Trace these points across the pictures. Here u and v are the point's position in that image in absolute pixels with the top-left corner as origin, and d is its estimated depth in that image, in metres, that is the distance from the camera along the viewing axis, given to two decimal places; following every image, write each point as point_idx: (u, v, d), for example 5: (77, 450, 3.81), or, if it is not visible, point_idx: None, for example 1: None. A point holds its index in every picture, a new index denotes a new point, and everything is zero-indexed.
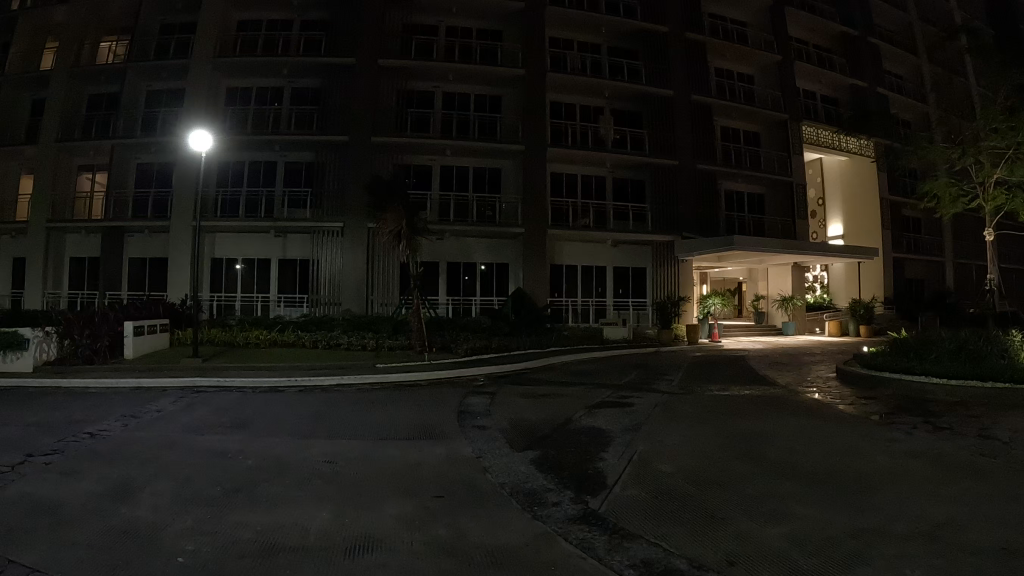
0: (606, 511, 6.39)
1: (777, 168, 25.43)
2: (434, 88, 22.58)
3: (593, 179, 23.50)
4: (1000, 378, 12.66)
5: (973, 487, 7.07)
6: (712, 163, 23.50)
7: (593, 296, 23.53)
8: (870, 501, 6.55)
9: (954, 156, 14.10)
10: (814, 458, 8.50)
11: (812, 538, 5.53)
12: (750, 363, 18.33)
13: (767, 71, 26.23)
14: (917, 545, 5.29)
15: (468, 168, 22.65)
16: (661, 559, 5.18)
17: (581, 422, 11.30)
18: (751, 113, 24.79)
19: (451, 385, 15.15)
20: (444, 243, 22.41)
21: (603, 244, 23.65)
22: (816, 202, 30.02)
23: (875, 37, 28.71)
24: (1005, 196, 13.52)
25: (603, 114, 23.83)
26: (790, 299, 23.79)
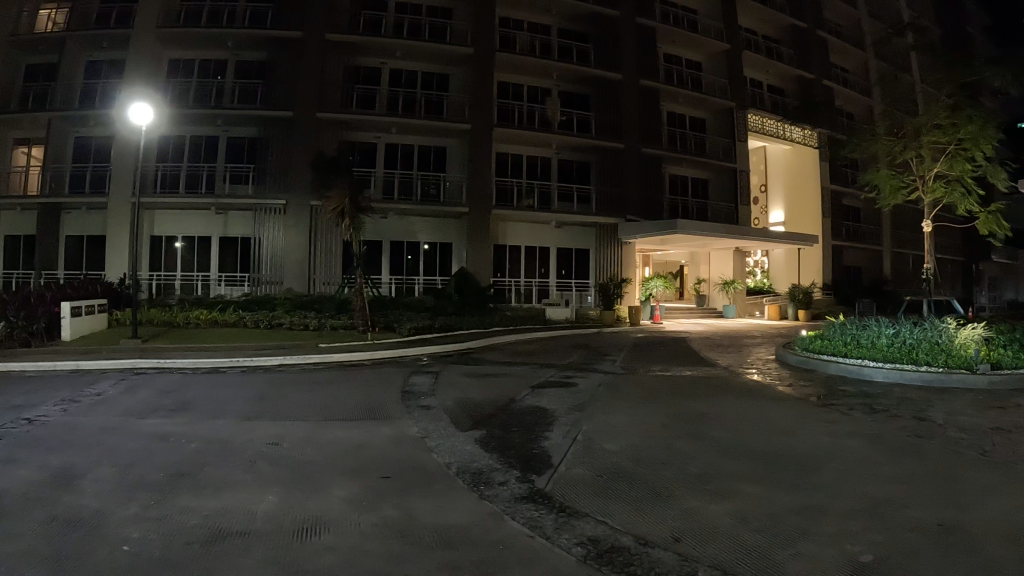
0: (552, 490, 6.44)
1: (723, 154, 25.86)
2: (382, 64, 22.06)
3: (538, 160, 23.32)
4: (936, 362, 13.19)
5: (910, 467, 7.40)
6: (657, 146, 23.66)
7: (536, 277, 23.59)
8: (809, 480, 6.76)
9: (897, 150, 14.41)
10: (757, 438, 8.74)
11: (755, 514, 5.69)
12: (692, 345, 18.73)
13: (714, 58, 26.52)
14: (857, 522, 5.50)
15: (413, 146, 22.22)
16: (608, 535, 5.27)
17: (525, 402, 11.44)
18: (699, 100, 25.03)
19: (394, 365, 15.10)
20: (388, 222, 22.06)
21: (546, 225, 23.71)
22: (759, 189, 30.42)
23: (822, 29, 29.18)
24: (946, 190, 13.87)
25: (550, 95, 23.65)
26: (732, 282, 24.27)
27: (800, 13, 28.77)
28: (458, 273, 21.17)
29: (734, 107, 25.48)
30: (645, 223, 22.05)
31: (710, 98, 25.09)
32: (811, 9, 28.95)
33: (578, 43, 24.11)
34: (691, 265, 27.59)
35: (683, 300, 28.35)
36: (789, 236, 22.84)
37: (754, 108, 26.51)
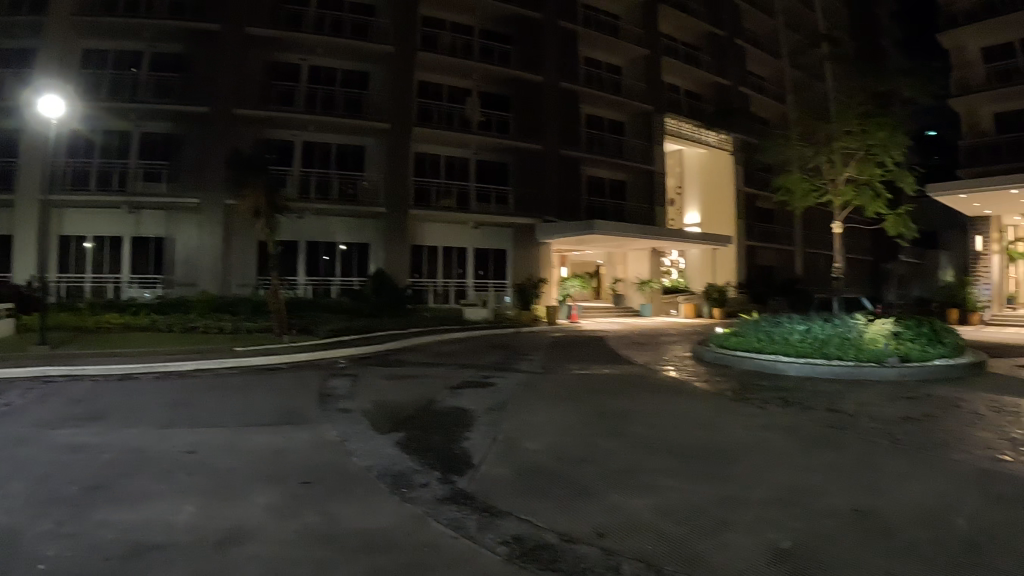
0: (475, 490, 6.27)
1: (641, 156, 26.59)
2: (302, 61, 21.49)
3: (456, 161, 23.28)
4: (848, 357, 13.90)
5: (827, 452, 7.60)
6: (576, 148, 24.16)
7: (454, 278, 23.51)
8: (725, 470, 6.82)
9: (807, 155, 15.08)
10: (673, 433, 8.78)
11: (675, 507, 5.69)
12: (610, 343, 19.13)
13: (634, 64, 27.09)
14: (770, 511, 5.55)
15: (331, 144, 21.72)
16: (533, 533, 5.18)
17: (446, 402, 11.39)
18: (619, 102, 25.61)
19: (314, 369, 14.81)
20: (304, 221, 21.59)
21: (465, 225, 23.60)
22: (675, 192, 31.09)
23: (740, 38, 30.17)
24: (856, 192, 14.74)
25: (471, 96, 23.58)
26: (648, 282, 25.11)
27: (719, 21, 29.61)
28: (375, 274, 20.90)
29: (651, 110, 26.18)
30: (563, 223, 22.33)
31: (627, 100, 25.71)
32: (729, 18, 29.79)
33: (500, 44, 24.15)
34: (609, 265, 27.62)
35: (601, 300, 28.93)
36: (705, 236, 23.56)
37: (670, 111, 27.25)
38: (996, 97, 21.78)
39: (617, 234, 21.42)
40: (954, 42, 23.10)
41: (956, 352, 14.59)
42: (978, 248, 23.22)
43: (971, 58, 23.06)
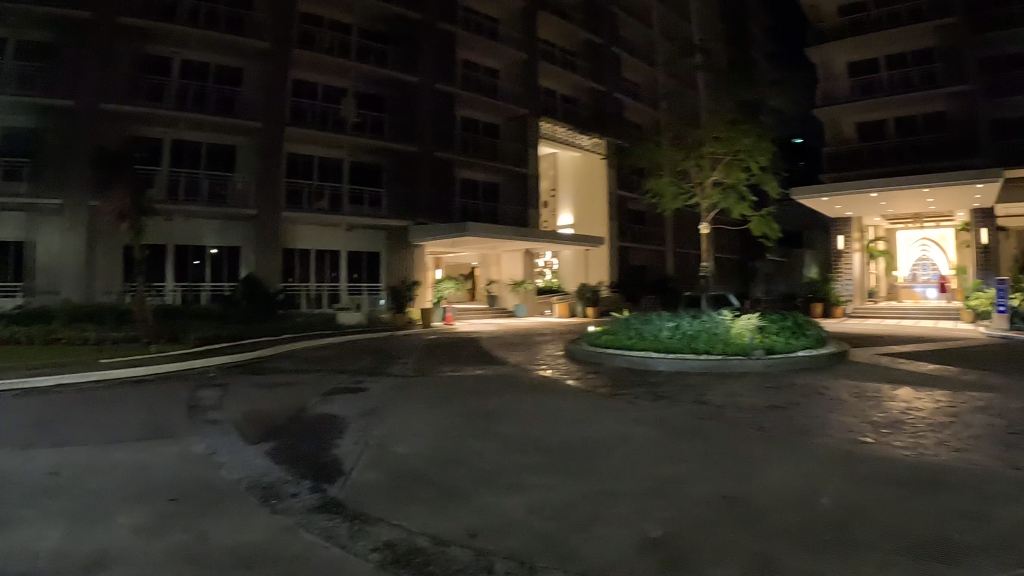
0: (346, 498, 5.61)
1: (515, 159, 26.98)
2: (173, 55, 20.37)
3: (331, 161, 22.71)
4: (715, 351, 12.92)
5: (715, 421, 7.11)
6: (449, 150, 24.15)
7: (325, 282, 22.91)
8: (606, 455, 6.13)
9: (678, 160, 15.62)
10: (555, 413, 8.11)
11: (548, 504, 5.13)
12: (482, 343, 19.08)
13: (511, 68, 27.38)
14: (644, 502, 4.94)
15: (200, 144, 20.73)
16: (406, 539, 4.67)
17: (318, 409, 9.98)
18: (495, 106, 25.88)
19: (181, 380, 13.93)
20: (173, 223, 20.45)
21: (334, 227, 23.09)
22: (548, 193, 32.12)
23: (617, 46, 31.05)
24: (721, 194, 15.46)
25: (346, 96, 23.09)
26: (520, 283, 25.58)
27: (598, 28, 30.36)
28: (245, 280, 20.22)
29: (526, 115, 26.56)
30: (434, 226, 22.39)
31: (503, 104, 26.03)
32: (607, 25, 30.58)
33: (377, 44, 23.79)
34: (483, 266, 28.02)
35: (476, 301, 29.17)
36: (576, 237, 24.10)
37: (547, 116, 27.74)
38: (864, 107, 23.57)
39: (492, 236, 21.67)
40: (822, 55, 24.88)
41: (821, 342, 13.97)
42: (841, 247, 24.99)
43: (837, 71, 24.95)
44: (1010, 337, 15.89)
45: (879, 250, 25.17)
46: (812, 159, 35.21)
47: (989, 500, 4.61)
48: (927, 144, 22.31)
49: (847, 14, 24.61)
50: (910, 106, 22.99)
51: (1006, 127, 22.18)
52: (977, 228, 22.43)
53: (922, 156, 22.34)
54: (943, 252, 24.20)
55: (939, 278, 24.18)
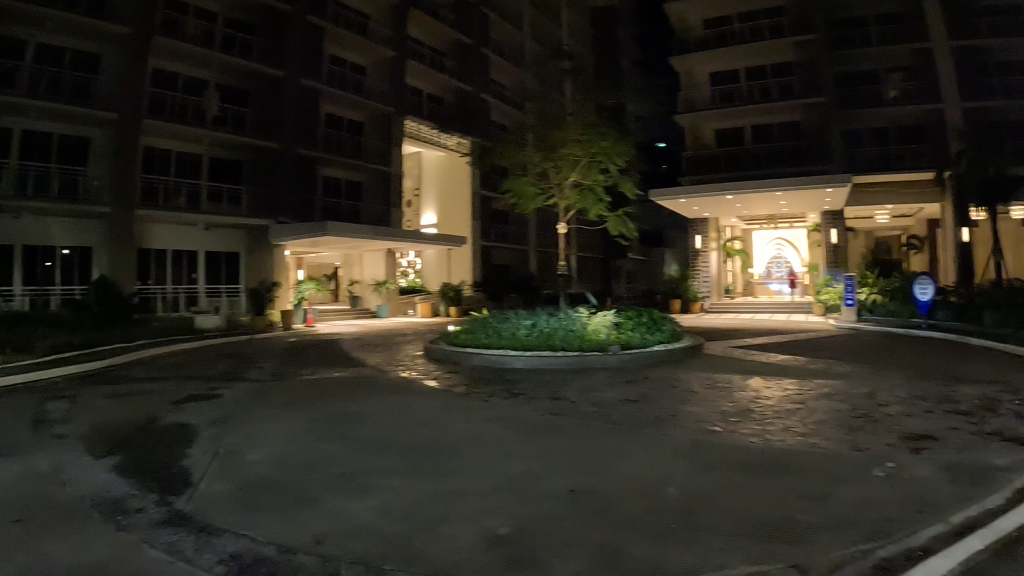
0: (192, 509, 4.86)
1: (378, 158, 26.37)
2: (28, 37, 18.86)
3: (189, 157, 21.64)
4: (570, 347, 11.51)
5: (570, 417, 6.90)
6: (313, 148, 23.44)
7: (183, 283, 21.71)
8: (462, 454, 5.77)
9: (535, 159, 15.08)
10: (410, 411, 7.70)
11: (401, 505, 4.68)
12: (346, 341, 17.99)
13: (379, 66, 26.80)
14: (499, 499, 4.65)
15: (51, 134, 19.23)
16: (253, 548, 4.10)
17: (168, 420, 8.70)
18: (360, 104, 25.26)
19: (27, 393, 12.34)
20: (19, 222, 18.94)
21: (192, 226, 21.96)
22: (412, 193, 31.38)
23: (485, 48, 30.89)
24: (579, 196, 15.24)
25: (209, 88, 22.07)
26: (384, 283, 24.95)
27: (468, 29, 30.13)
28: (96, 283, 18.93)
29: (393, 113, 25.99)
30: (296, 225, 21.58)
31: (370, 102, 25.41)
32: (476, 26, 30.34)
33: (243, 35, 22.80)
34: (346, 266, 27.59)
35: (338, 302, 28.37)
36: (440, 237, 23.87)
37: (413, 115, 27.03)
38: (719, 115, 24.39)
39: (353, 236, 20.96)
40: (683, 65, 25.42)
41: (676, 338, 12.96)
42: (699, 245, 25.70)
43: (699, 80, 25.62)
44: (855, 329, 16.85)
45: (736, 247, 26.40)
46: (675, 164, 37.45)
47: (830, 482, 4.62)
48: (786, 151, 23.40)
49: (711, 27, 25.48)
50: (766, 115, 24.02)
51: (857, 136, 24.47)
52: (828, 229, 23.70)
53: (774, 161, 23.48)
54: (796, 251, 25.73)
55: (791, 274, 25.66)
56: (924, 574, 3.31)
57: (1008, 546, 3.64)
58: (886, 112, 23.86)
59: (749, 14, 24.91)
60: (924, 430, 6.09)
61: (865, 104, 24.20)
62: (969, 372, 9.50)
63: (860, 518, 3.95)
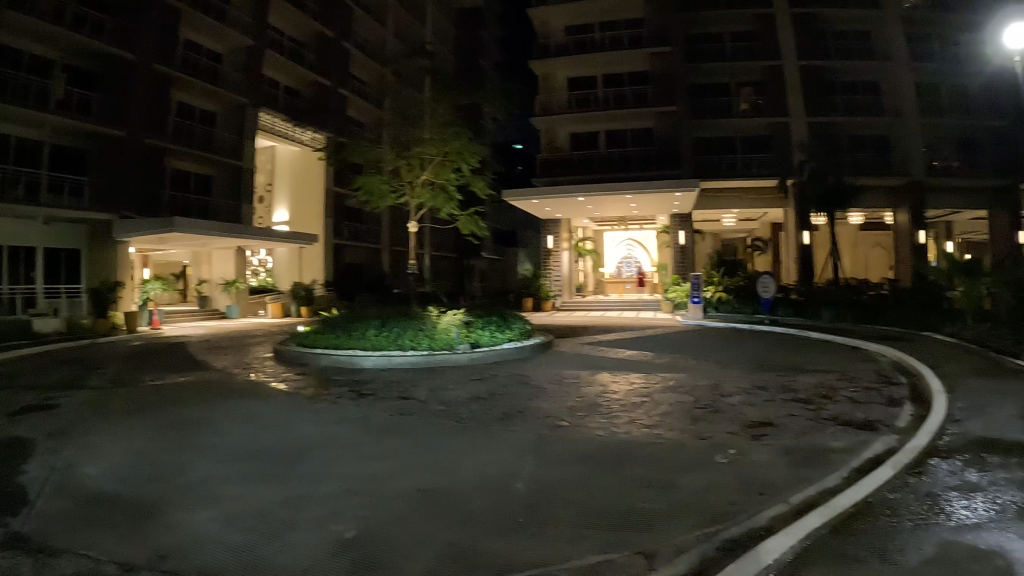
0: (28, 528, 3.95)
1: (229, 151, 23.97)
2: None
3: (28, 143, 19.23)
4: (418, 347, 11.00)
5: (417, 420, 6.57)
6: (161, 138, 21.24)
7: (20, 284, 19.42)
8: (311, 460, 5.24)
9: (383, 155, 13.70)
10: (250, 419, 7.01)
11: (249, 511, 4.09)
12: (195, 343, 16.48)
13: (236, 53, 24.53)
14: (351, 500, 4.21)
15: None
16: (92, 567, 3.39)
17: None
18: (213, 93, 22.96)
19: None
20: None
21: (27, 220, 19.54)
22: (264, 188, 27.92)
23: (348, 42, 28.20)
24: (433, 197, 13.97)
25: (55, 69, 19.71)
26: (234, 282, 23.16)
27: (330, 19, 27.46)
28: None
29: (248, 104, 23.87)
30: (144, 222, 19.81)
31: (225, 92, 23.24)
32: (341, 19, 27.80)
33: (95, 13, 20.43)
34: (194, 265, 25.77)
35: (188, 302, 26.97)
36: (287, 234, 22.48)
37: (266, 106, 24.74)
38: (574, 119, 24.56)
39: (199, 231, 19.39)
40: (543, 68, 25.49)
41: (525, 336, 12.77)
42: (549, 246, 25.68)
43: (557, 85, 25.80)
44: (702, 325, 17.46)
45: (588, 247, 26.92)
46: (530, 164, 38.91)
47: (671, 469, 4.65)
48: (635, 155, 24.03)
49: (574, 34, 25.90)
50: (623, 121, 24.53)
51: (709, 144, 25.44)
52: (676, 231, 24.69)
53: (624, 165, 24.07)
54: (645, 251, 27.11)
55: (640, 273, 27.25)
56: (764, 552, 3.28)
57: (846, 521, 3.71)
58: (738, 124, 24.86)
59: (609, 24, 25.64)
60: (763, 418, 6.27)
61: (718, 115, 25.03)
62: (802, 362, 10.03)
63: (701, 504, 3.96)
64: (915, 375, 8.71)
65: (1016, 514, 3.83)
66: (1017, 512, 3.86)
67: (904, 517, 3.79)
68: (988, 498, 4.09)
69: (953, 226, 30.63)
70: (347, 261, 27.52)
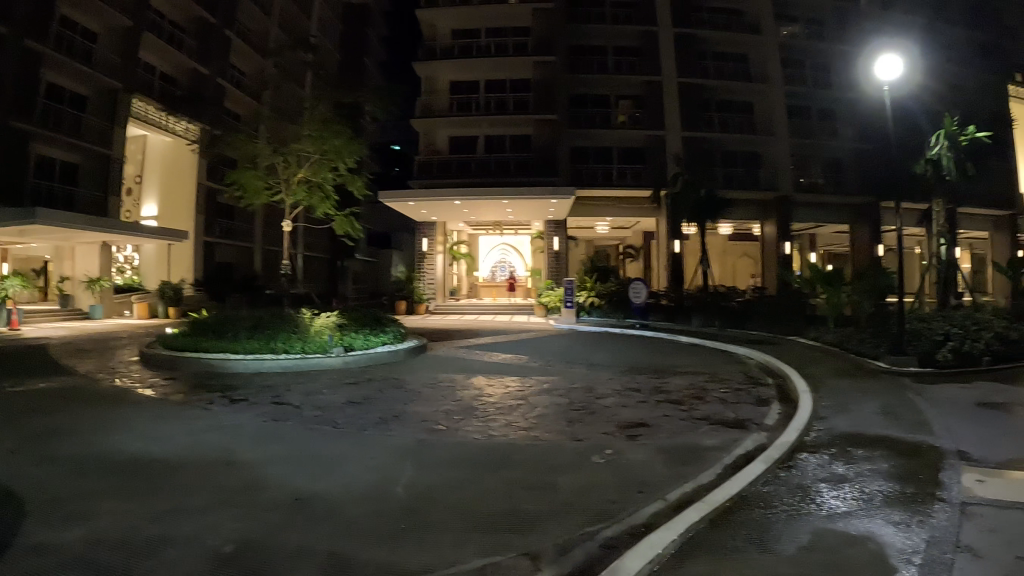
0: None
1: (98, 139, 20.99)
2: None
3: None
4: (292, 351, 10.64)
5: (290, 428, 6.34)
6: (24, 121, 18.51)
7: None
8: (174, 471, 4.93)
9: (261, 151, 13.22)
10: (105, 430, 6.51)
11: (111, 528, 3.76)
12: (52, 347, 15.01)
13: (113, 33, 21.57)
14: (225, 511, 4.00)
15: None
16: None
17: None
18: (87, 75, 20.08)
19: None
20: None
21: None
22: (132, 179, 25.12)
23: (230, 29, 25.32)
24: (307, 194, 13.74)
25: None
26: (98, 281, 21.15)
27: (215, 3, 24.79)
28: None
29: (123, 91, 20.97)
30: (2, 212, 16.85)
31: (98, 75, 20.34)
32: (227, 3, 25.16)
33: None
34: (56, 260, 23.28)
35: (47, 300, 25.13)
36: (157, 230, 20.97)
37: (140, 92, 21.79)
38: (453, 122, 24.54)
39: (63, 223, 17.67)
40: (426, 70, 25.22)
41: (400, 340, 12.71)
42: (423, 249, 25.39)
43: (439, 88, 25.59)
44: (575, 328, 17.87)
45: (463, 251, 27.38)
46: (407, 167, 38.19)
47: (550, 471, 4.73)
48: (511, 161, 24.28)
49: (458, 38, 25.93)
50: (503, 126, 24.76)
51: (584, 154, 26.01)
52: (550, 237, 25.18)
53: (500, 171, 24.24)
54: (520, 256, 27.53)
55: (512, 278, 27.36)
56: (647, 548, 3.36)
57: (722, 514, 3.88)
58: (613, 134, 25.55)
59: (495, 31, 25.87)
60: (638, 418, 6.48)
61: (594, 125, 25.65)
62: (674, 365, 10.41)
63: (581, 503, 4.06)
64: (782, 376, 9.18)
65: (880, 501, 4.12)
66: (879, 499, 4.16)
67: (778, 507, 4.01)
68: (853, 487, 4.39)
69: (816, 239, 32.64)
70: (218, 260, 25.99)
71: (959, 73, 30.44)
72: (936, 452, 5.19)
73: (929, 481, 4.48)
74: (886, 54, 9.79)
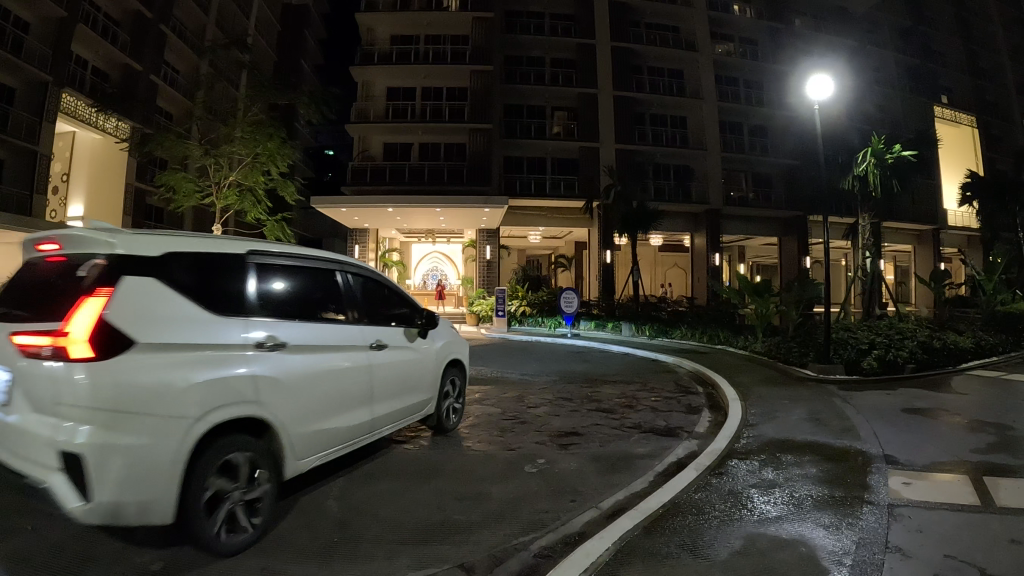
0: None
1: (23, 134, 19.22)
2: None
3: None
4: None
5: None
6: None
7: None
8: None
9: (193, 153, 12.80)
10: None
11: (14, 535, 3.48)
12: None
13: (44, 22, 20.19)
14: None
15: None
16: None
17: None
18: (14, 65, 18.49)
19: None
20: None
21: None
22: (58, 177, 23.33)
23: (163, 24, 24.39)
24: (237, 198, 13.35)
25: None
26: None
27: None
28: None
29: (53, 84, 19.63)
30: None
31: (27, 67, 18.77)
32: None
33: None
34: None
35: None
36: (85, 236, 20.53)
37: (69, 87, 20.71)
38: (390, 129, 24.25)
39: None
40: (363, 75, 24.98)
41: None
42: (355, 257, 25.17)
43: (375, 93, 25.37)
44: (507, 337, 17.89)
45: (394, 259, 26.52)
46: (340, 172, 37.96)
47: (483, 481, 4.69)
48: (446, 169, 24.16)
49: (397, 44, 25.84)
50: (437, 134, 24.90)
51: (519, 163, 26.15)
52: (482, 246, 25.23)
53: (435, 178, 24.08)
54: (452, 265, 27.77)
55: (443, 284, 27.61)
56: (583, 555, 3.35)
57: (655, 522, 3.91)
58: (550, 145, 25.77)
59: (432, 38, 25.89)
60: (569, 427, 6.50)
61: (529, 135, 25.84)
62: (605, 374, 10.47)
63: (514, 513, 4.04)
64: (712, 385, 9.34)
65: (809, 505, 4.22)
66: (808, 503, 4.27)
67: (711, 514, 4.05)
68: (783, 492, 4.49)
69: (746, 251, 33.35)
70: None
71: (881, 94, 31.79)
72: (862, 455, 5.36)
73: (856, 484, 4.63)
74: (818, 74, 10.12)
